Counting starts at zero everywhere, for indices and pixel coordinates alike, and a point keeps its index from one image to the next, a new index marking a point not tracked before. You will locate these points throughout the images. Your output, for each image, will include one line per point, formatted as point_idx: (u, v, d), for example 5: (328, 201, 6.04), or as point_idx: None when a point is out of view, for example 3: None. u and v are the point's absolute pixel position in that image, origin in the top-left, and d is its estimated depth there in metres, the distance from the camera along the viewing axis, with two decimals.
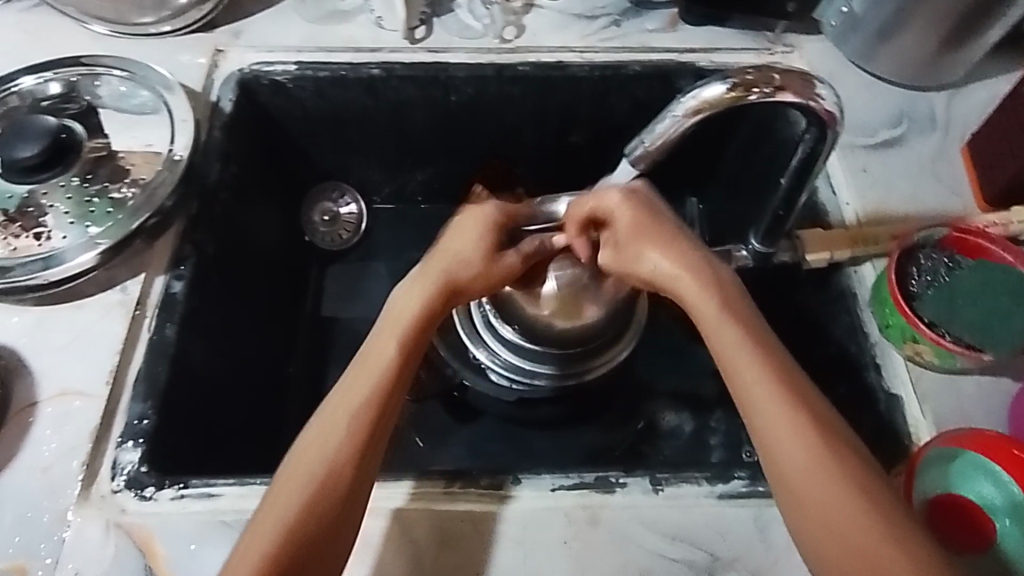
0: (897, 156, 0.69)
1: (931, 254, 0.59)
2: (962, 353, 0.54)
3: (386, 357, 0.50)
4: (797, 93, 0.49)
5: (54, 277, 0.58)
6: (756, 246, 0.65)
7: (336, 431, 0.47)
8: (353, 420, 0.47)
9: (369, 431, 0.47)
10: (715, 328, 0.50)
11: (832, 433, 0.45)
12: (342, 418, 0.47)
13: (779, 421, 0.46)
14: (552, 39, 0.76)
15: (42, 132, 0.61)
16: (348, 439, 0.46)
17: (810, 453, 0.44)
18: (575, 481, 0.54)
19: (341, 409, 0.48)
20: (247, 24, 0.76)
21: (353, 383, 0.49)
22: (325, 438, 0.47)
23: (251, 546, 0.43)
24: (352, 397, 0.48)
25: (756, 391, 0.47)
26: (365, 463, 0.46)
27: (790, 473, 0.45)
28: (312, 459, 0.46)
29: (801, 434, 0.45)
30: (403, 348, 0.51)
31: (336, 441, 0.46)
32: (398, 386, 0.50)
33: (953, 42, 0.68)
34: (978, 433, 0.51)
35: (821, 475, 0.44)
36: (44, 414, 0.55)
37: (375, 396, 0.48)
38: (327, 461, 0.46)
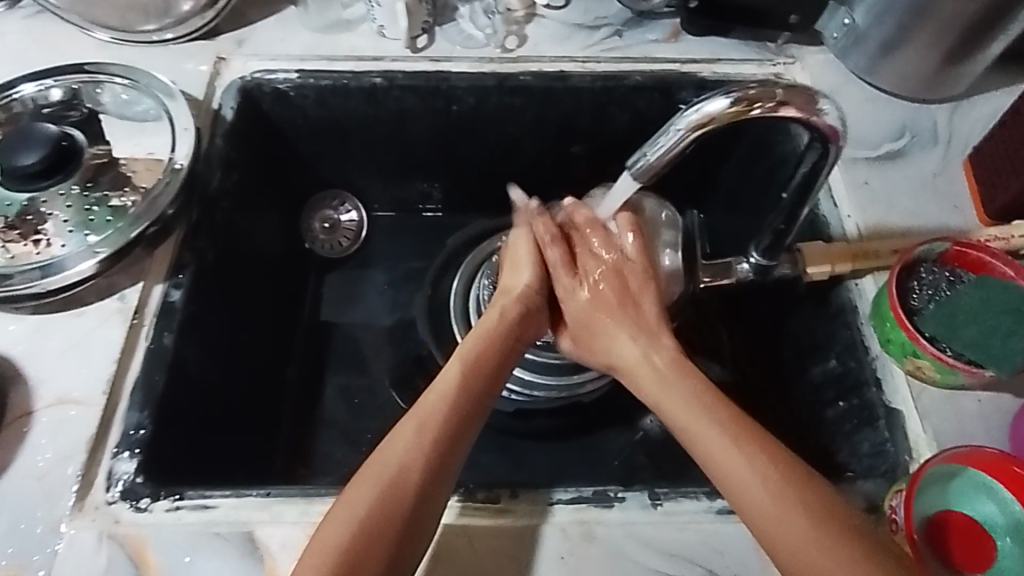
0: (899, 170, 0.69)
1: (932, 269, 0.59)
2: (963, 370, 0.53)
3: (455, 377, 0.51)
4: (799, 109, 0.48)
5: (52, 285, 0.58)
6: (755, 259, 0.63)
7: (407, 451, 0.47)
8: (422, 442, 0.47)
9: (436, 462, 0.47)
10: (650, 372, 0.52)
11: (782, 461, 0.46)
12: (416, 439, 0.47)
13: (723, 455, 0.47)
14: (554, 49, 0.76)
15: (44, 139, 0.61)
16: (414, 451, 0.47)
17: (754, 483, 0.45)
18: (572, 496, 0.53)
19: (412, 421, 0.49)
20: (250, 32, 0.76)
21: (427, 404, 0.50)
22: (394, 457, 0.47)
23: (316, 550, 0.44)
24: (428, 414, 0.49)
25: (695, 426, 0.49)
26: (435, 473, 0.47)
27: (741, 501, 0.46)
28: (380, 471, 0.46)
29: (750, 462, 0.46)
30: (478, 378, 0.52)
31: (406, 462, 0.46)
32: (471, 418, 0.50)
33: (958, 55, 0.67)
34: (978, 451, 0.50)
35: (769, 498, 0.45)
36: (40, 423, 0.55)
37: (448, 423, 0.49)
38: (398, 481, 0.46)
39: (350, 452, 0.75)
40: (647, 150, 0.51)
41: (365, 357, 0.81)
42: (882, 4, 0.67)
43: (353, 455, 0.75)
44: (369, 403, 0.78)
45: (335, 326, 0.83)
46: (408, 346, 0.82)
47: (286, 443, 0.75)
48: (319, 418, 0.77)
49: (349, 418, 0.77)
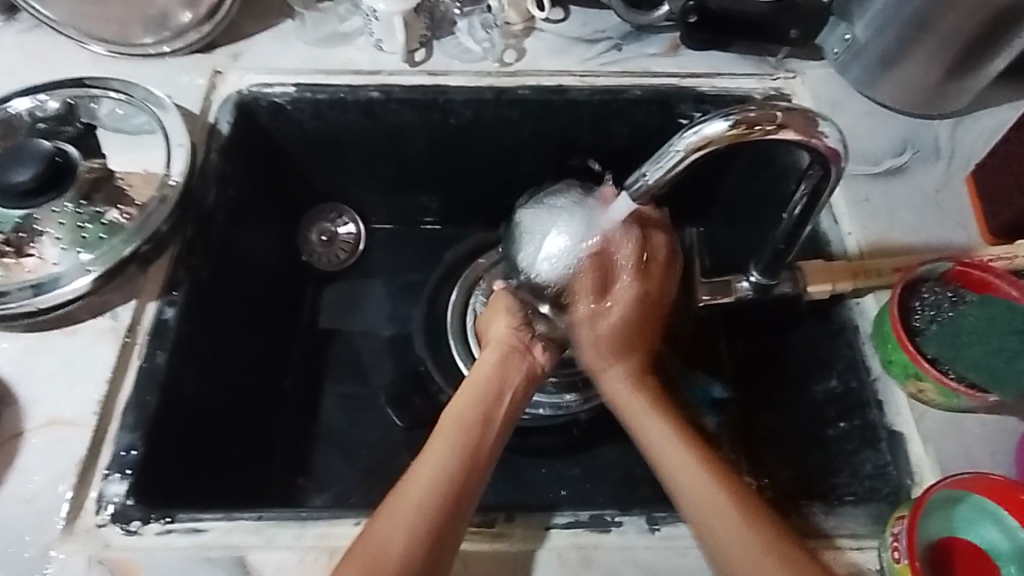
0: (900, 186, 0.68)
1: (934, 288, 0.58)
2: (966, 393, 0.53)
3: (466, 435, 0.51)
4: (799, 131, 0.48)
5: (43, 304, 0.57)
6: (756, 278, 0.62)
7: (408, 515, 0.47)
8: (425, 501, 0.48)
9: (438, 524, 0.47)
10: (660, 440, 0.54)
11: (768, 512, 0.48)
12: (418, 500, 0.48)
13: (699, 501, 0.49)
14: (552, 63, 0.76)
15: (37, 156, 0.60)
16: (426, 511, 0.47)
17: (728, 523, 0.48)
18: (569, 520, 0.52)
19: (422, 478, 0.49)
20: (247, 46, 0.76)
21: (426, 463, 0.50)
22: (393, 520, 0.47)
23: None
24: (423, 481, 0.49)
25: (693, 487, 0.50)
26: (443, 536, 0.47)
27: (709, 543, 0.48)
28: (381, 541, 0.46)
29: (728, 506, 0.48)
30: (472, 441, 0.51)
31: (404, 524, 0.47)
32: (477, 474, 0.50)
33: (959, 70, 0.67)
34: (983, 477, 0.48)
35: (747, 543, 0.47)
36: (31, 445, 0.54)
37: (457, 482, 0.49)
38: (395, 549, 0.46)
39: (347, 468, 0.74)
40: (646, 169, 0.50)
41: (362, 371, 0.80)
42: (881, 20, 0.66)
43: (350, 471, 0.74)
44: (366, 418, 0.77)
45: (332, 340, 0.83)
46: (406, 360, 0.81)
47: (282, 459, 0.74)
48: (315, 433, 0.76)
49: (346, 434, 0.77)
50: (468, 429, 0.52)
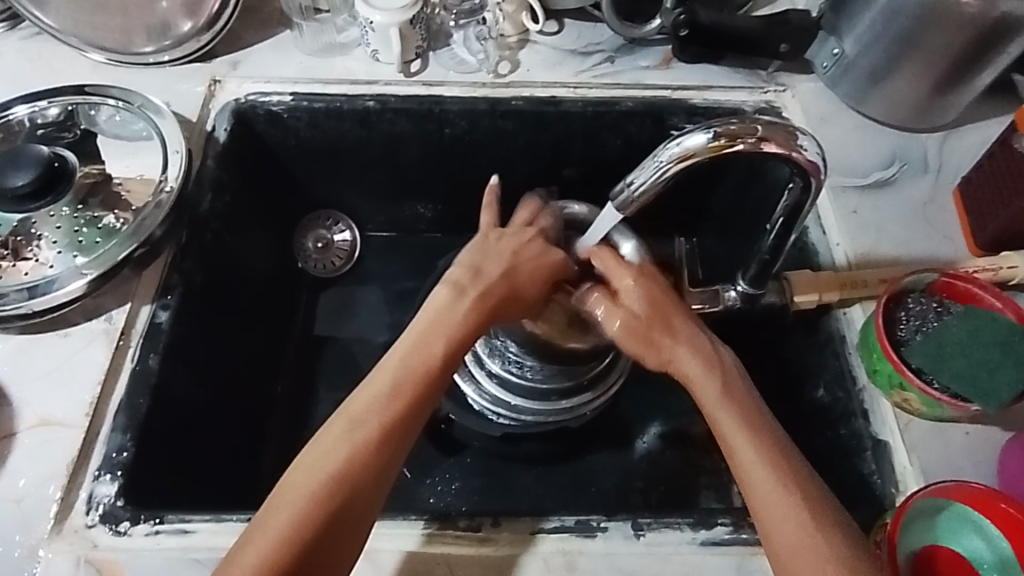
0: (888, 198, 0.69)
1: (920, 299, 0.59)
2: (949, 404, 0.53)
3: (401, 370, 0.51)
4: (780, 145, 0.48)
5: (38, 306, 0.58)
6: (743, 287, 0.63)
7: (350, 441, 0.47)
8: (357, 444, 0.47)
9: (385, 453, 0.48)
10: (727, 421, 0.51)
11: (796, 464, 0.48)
12: (364, 428, 0.48)
13: (755, 472, 0.48)
14: (546, 74, 0.77)
15: (34, 161, 0.61)
16: (353, 449, 0.47)
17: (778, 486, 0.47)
18: (555, 525, 0.53)
19: (351, 417, 0.49)
20: (246, 55, 0.77)
21: (379, 388, 0.50)
22: (338, 439, 0.48)
23: (259, 542, 0.44)
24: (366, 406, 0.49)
25: (754, 467, 0.48)
26: (371, 470, 0.47)
27: (756, 508, 0.47)
28: (326, 461, 0.47)
29: (768, 461, 0.48)
30: (413, 383, 0.51)
31: (347, 451, 0.47)
32: (411, 406, 0.50)
33: (945, 86, 0.68)
34: (965, 485, 0.49)
35: (781, 490, 0.47)
36: (22, 446, 0.55)
37: (393, 415, 0.49)
38: (337, 475, 0.46)
39: None
40: (630, 179, 0.51)
41: (355, 377, 0.81)
42: (868, 35, 0.67)
43: None
44: None
45: (325, 346, 0.83)
46: None
47: (272, 463, 0.74)
48: (307, 438, 0.77)
49: None
50: (417, 352, 0.52)
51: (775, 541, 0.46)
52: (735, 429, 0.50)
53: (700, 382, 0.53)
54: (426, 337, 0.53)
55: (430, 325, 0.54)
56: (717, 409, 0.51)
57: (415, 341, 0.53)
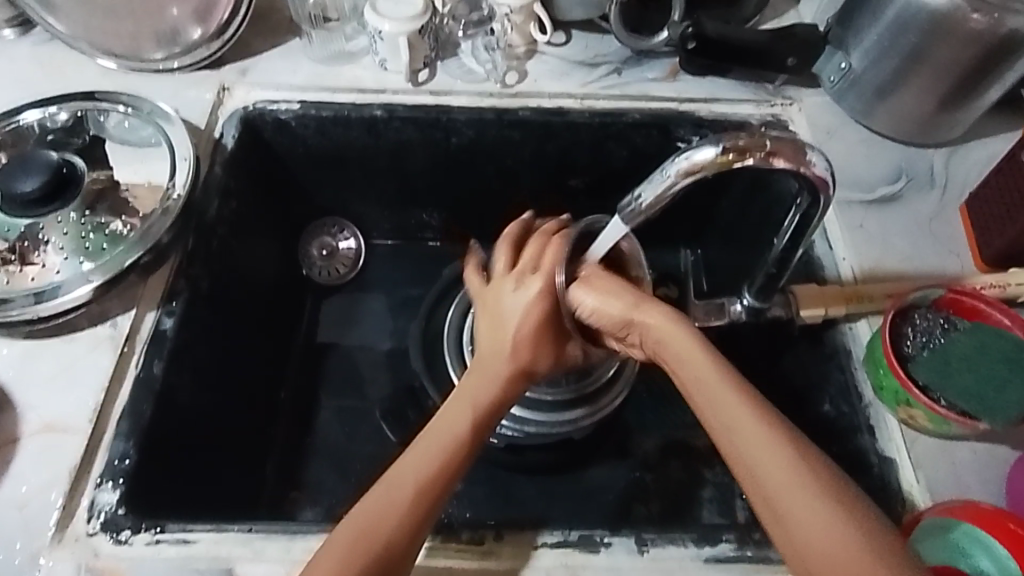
0: (894, 212, 0.69)
1: (927, 315, 0.58)
2: (957, 420, 0.53)
3: (453, 430, 0.51)
4: (788, 160, 0.48)
5: (45, 311, 0.58)
6: (749, 301, 0.63)
7: (391, 505, 0.47)
8: (407, 493, 0.48)
9: (422, 512, 0.48)
10: (743, 425, 0.45)
11: (828, 474, 0.43)
12: (402, 491, 0.48)
13: (787, 485, 0.43)
14: (553, 85, 0.77)
15: (43, 166, 0.62)
16: (402, 501, 0.47)
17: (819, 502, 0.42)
18: (558, 539, 0.52)
19: (403, 472, 0.49)
20: (255, 63, 0.78)
21: (415, 454, 0.50)
22: (377, 509, 0.47)
23: None
24: (406, 473, 0.49)
25: (781, 479, 0.43)
26: (423, 520, 0.47)
27: (762, 498, 0.43)
28: (371, 528, 0.46)
29: (800, 475, 0.43)
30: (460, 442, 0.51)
31: (389, 508, 0.47)
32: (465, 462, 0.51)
33: (952, 102, 0.68)
34: (972, 504, 0.49)
35: (818, 509, 0.42)
36: (25, 451, 0.55)
37: (441, 469, 0.49)
38: (379, 540, 0.46)
39: (341, 482, 0.74)
40: (638, 193, 0.51)
41: (357, 385, 0.81)
42: (876, 50, 0.67)
43: (342, 485, 0.74)
44: (361, 431, 0.78)
45: (329, 353, 0.83)
46: (402, 375, 0.81)
47: (275, 471, 0.74)
48: (310, 445, 0.77)
49: (340, 447, 0.77)
50: (463, 414, 0.53)
51: (805, 558, 0.41)
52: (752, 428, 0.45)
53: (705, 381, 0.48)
54: (464, 404, 0.54)
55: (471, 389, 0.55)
56: (728, 410, 0.46)
57: (453, 410, 0.53)
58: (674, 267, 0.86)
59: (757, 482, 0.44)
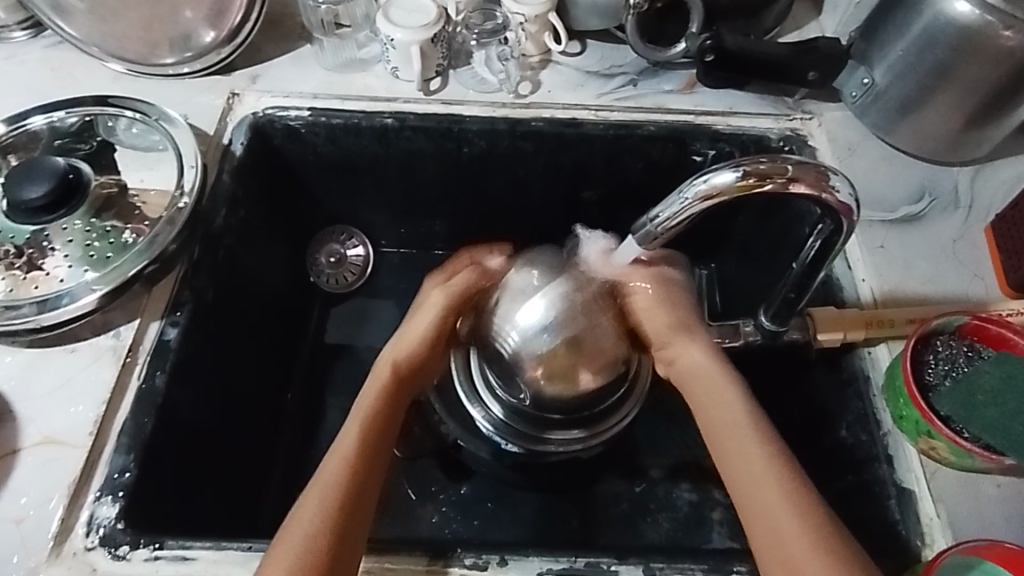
0: (916, 234, 0.67)
1: (950, 343, 0.56)
2: (980, 455, 0.51)
3: (354, 443, 0.52)
4: (810, 186, 0.47)
5: (48, 321, 0.57)
6: (765, 323, 0.62)
7: (311, 514, 0.47)
8: (327, 502, 0.48)
9: (344, 512, 0.48)
10: (742, 442, 0.50)
11: (801, 483, 0.47)
12: (316, 500, 0.48)
13: (761, 475, 0.47)
14: (567, 97, 0.75)
15: (51, 173, 0.61)
16: (324, 508, 0.48)
17: (768, 474, 0.47)
18: (564, 566, 0.51)
19: (319, 486, 0.49)
20: (266, 69, 0.77)
21: (329, 465, 0.51)
22: (303, 514, 0.48)
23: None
24: (332, 475, 0.50)
25: (763, 482, 0.47)
26: (349, 523, 0.48)
27: (746, 496, 0.48)
28: (295, 533, 0.47)
29: (778, 482, 0.47)
30: (370, 442, 0.53)
31: (310, 515, 0.47)
32: (375, 464, 0.52)
33: (979, 124, 0.65)
34: (997, 544, 0.47)
35: (793, 513, 0.45)
36: (25, 462, 0.54)
37: (350, 478, 0.50)
38: (310, 541, 0.46)
39: None
40: (654, 214, 0.49)
41: (363, 395, 0.80)
42: (902, 66, 0.65)
43: None
44: None
45: (335, 364, 0.82)
46: None
47: (277, 483, 0.73)
48: (313, 457, 0.75)
49: None
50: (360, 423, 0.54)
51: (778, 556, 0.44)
52: (733, 429, 0.51)
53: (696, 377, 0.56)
54: (361, 418, 0.55)
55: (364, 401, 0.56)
56: (735, 431, 0.51)
57: (356, 423, 0.54)
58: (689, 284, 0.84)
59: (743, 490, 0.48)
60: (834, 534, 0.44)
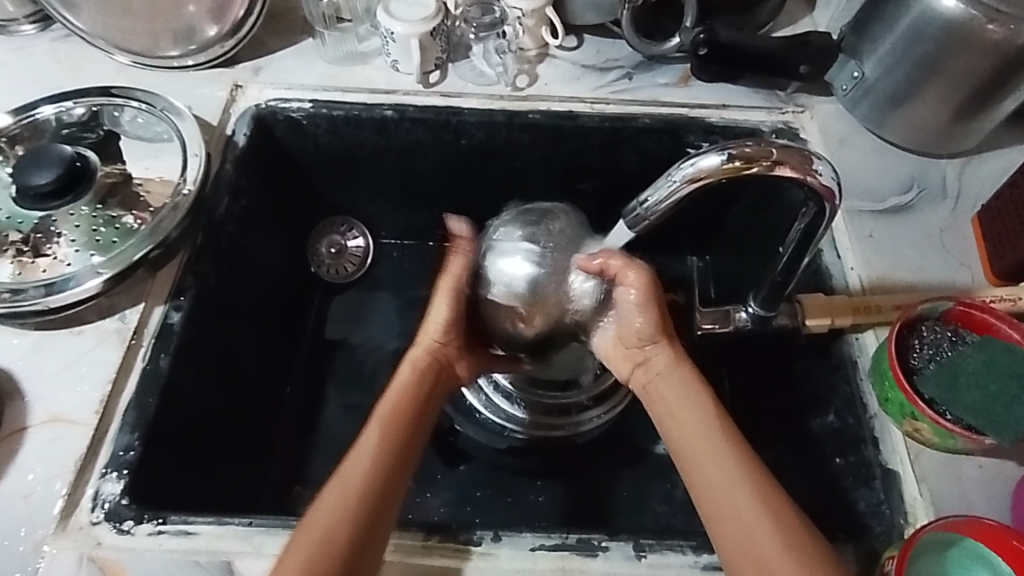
0: (904, 224, 0.68)
1: (934, 328, 0.58)
2: (961, 434, 0.52)
3: (377, 441, 0.53)
4: (794, 169, 0.48)
5: (54, 303, 0.59)
6: (755, 309, 0.63)
7: (335, 511, 0.48)
8: (351, 502, 0.49)
9: (368, 514, 0.49)
10: (710, 450, 0.52)
11: (772, 485, 0.50)
12: (338, 495, 0.49)
13: (726, 481, 0.50)
14: (564, 90, 0.77)
15: (58, 161, 0.63)
16: (347, 506, 0.49)
17: (730, 479, 0.50)
18: (556, 542, 0.53)
19: (342, 484, 0.50)
20: (268, 62, 0.79)
21: (351, 465, 0.51)
22: (325, 513, 0.48)
23: None
24: (352, 476, 0.50)
25: (732, 485, 0.50)
26: (374, 524, 0.49)
27: (714, 499, 0.50)
28: (314, 530, 0.47)
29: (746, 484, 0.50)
30: (397, 440, 0.54)
31: (335, 515, 0.48)
32: (401, 467, 0.53)
33: (965, 115, 0.67)
34: (977, 520, 0.48)
35: (757, 511, 0.48)
36: (32, 440, 0.56)
37: (373, 481, 0.51)
38: (333, 541, 0.47)
39: None
40: (644, 197, 0.51)
41: (362, 383, 0.81)
42: (890, 58, 0.67)
43: None
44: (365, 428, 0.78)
45: (335, 352, 0.83)
46: None
47: (278, 468, 0.74)
48: (313, 442, 0.77)
49: (343, 443, 0.77)
50: (385, 423, 0.55)
51: (743, 550, 0.47)
52: (701, 439, 0.53)
53: (666, 380, 0.58)
54: (387, 419, 0.55)
55: (393, 402, 0.56)
56: (696, 441, 0.53)
57: (383, 425, 0.54)
58: (681, 273, 0.85)
59: (705, 493, 0.50)
60: (800, 531, 0.47)
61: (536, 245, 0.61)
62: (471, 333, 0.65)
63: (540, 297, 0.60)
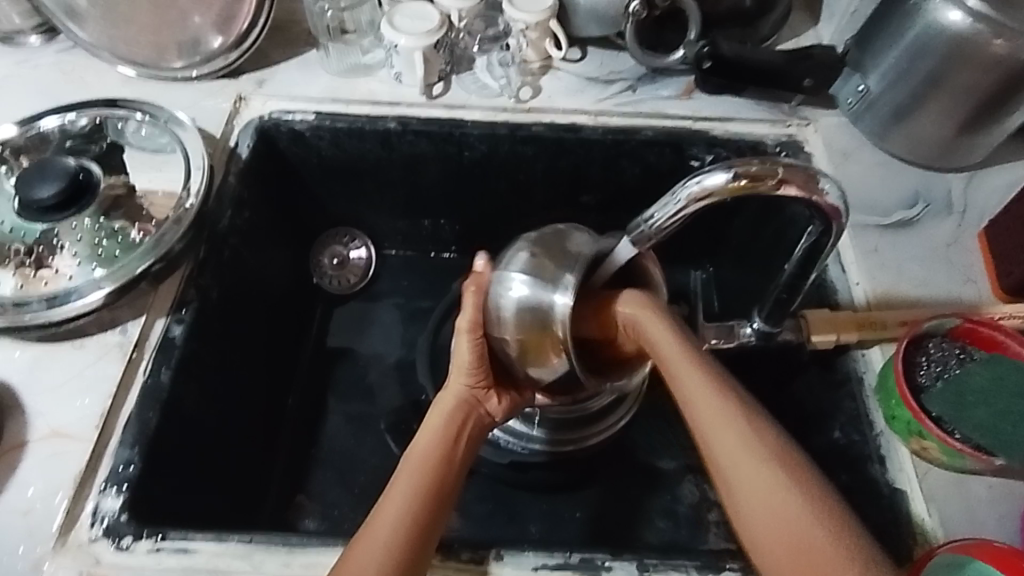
0: (909, 238, 0.68)
1: (942, 344, 0.57)
2: (970, 455, 0.51)
3: (414, 487, 0.50)
4: (800, 188, 0.48)
5: (56, 317, 0.58)
6: (759, 324, 0.62)
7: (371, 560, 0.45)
8: (389, 555, 0.46)
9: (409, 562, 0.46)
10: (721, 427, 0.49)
11: (811, 492, 0.46)
12: (373, 544, 0.46)
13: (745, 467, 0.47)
14: (567, 102, 0.77)
15: (61, 173, 0.63)
16: (386, 558, 0.46)
17: (759, 471, 0.47)
18: (559, 562, 0.52)
19: (376, 534, 0.47)
20: (272, 74, 0.79)
21: (384, 512, 0.48)
22: (361, 562, 0.46)
23: None
24: (387, 527, 0.47)
25: (764, 492, 0.46)
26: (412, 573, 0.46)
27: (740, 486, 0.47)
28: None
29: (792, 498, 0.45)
30: (434, 485, 0.51)
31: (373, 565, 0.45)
32: (441, 509, 0.50)
33: (971, 130, 0.66)
34: (987, 544, 0.47)
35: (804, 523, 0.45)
36: (33, 454, 0.55)
37: (410, 532, 0.47)
38: None
39: (343, 493, 0.74)
40: (648, 214, 0.51)
41: (363, 395, 0.80)
42: (894, 73, 0.67)
43: (346, 497, 0.74)
44: (366, 441, 0.77)
45: (336, 364, 0.83)
46: (409, 386, 0.81)
47: (279, 480, 0.74)
48: (314, 455, 0.76)
49: (344, 456, 0.76)
50: (417, 466, 0.52)
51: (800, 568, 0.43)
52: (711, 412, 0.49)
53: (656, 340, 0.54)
54: (420, 463, 0.52)
55: (426, 447, 0.53)
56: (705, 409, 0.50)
57: (416, 468, 0.52)
58: (683, 284, 0.85)
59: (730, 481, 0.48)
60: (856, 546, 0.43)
61: (535, 275, 0.57)
62: (498, 371, 0.61)
63: (538, 327, 0.57)
